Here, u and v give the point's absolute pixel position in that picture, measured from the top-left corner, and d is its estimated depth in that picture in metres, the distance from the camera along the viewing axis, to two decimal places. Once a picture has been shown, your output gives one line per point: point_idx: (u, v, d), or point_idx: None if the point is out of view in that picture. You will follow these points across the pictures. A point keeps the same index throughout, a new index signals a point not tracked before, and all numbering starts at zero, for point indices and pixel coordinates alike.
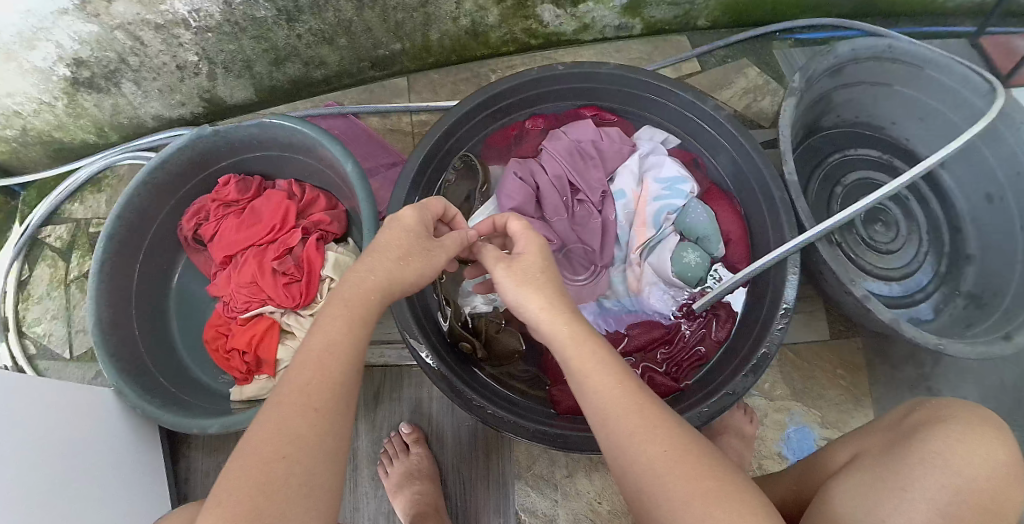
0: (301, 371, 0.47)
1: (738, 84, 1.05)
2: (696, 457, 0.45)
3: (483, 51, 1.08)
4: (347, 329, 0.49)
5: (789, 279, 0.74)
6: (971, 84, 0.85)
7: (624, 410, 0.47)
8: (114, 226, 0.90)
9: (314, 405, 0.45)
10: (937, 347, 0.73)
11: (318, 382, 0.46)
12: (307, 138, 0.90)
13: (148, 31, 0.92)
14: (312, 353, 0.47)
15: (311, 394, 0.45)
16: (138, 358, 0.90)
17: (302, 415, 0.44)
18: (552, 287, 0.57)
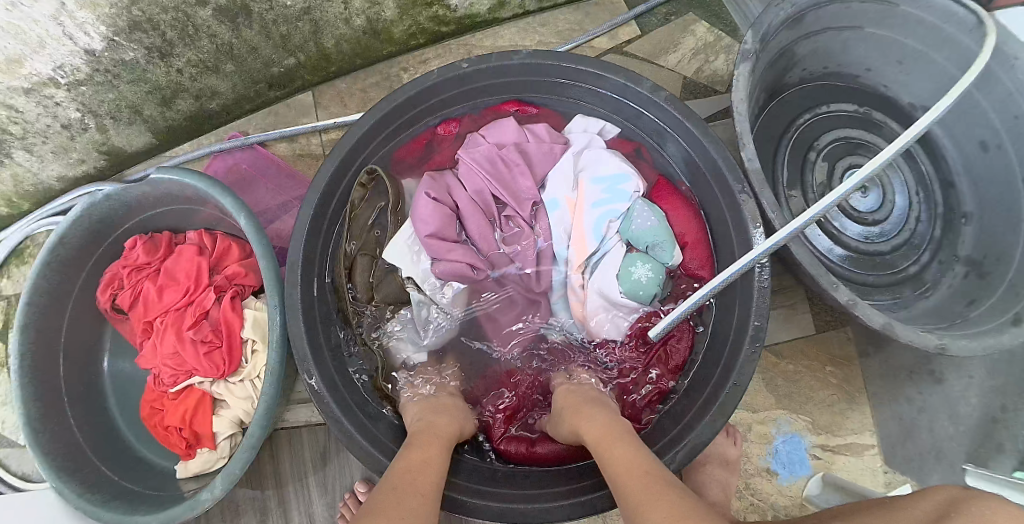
0: (406, 467, 0.56)
1: (685, 45, 0.95)
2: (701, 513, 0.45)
3: (389, 49, 0.95)
4: (436, 447, 0.61)
5: (759, 292, 0.68)
6: (954, 18, 0.78)
7: (642, 478, 0.51)
8: (25, 315, 0.83)
9: (420, 492, 0.52)
10: (941, 351, 0.71)
11: (417, 479, 0.54)
12: (200, 190, 0.81)
13: (20, 97, 0.83)
14: (413, 453, 0.58)
15: (417, 486, 0.53)
16: (78, 450, 0.85)
17: (413, 498, 0.51)
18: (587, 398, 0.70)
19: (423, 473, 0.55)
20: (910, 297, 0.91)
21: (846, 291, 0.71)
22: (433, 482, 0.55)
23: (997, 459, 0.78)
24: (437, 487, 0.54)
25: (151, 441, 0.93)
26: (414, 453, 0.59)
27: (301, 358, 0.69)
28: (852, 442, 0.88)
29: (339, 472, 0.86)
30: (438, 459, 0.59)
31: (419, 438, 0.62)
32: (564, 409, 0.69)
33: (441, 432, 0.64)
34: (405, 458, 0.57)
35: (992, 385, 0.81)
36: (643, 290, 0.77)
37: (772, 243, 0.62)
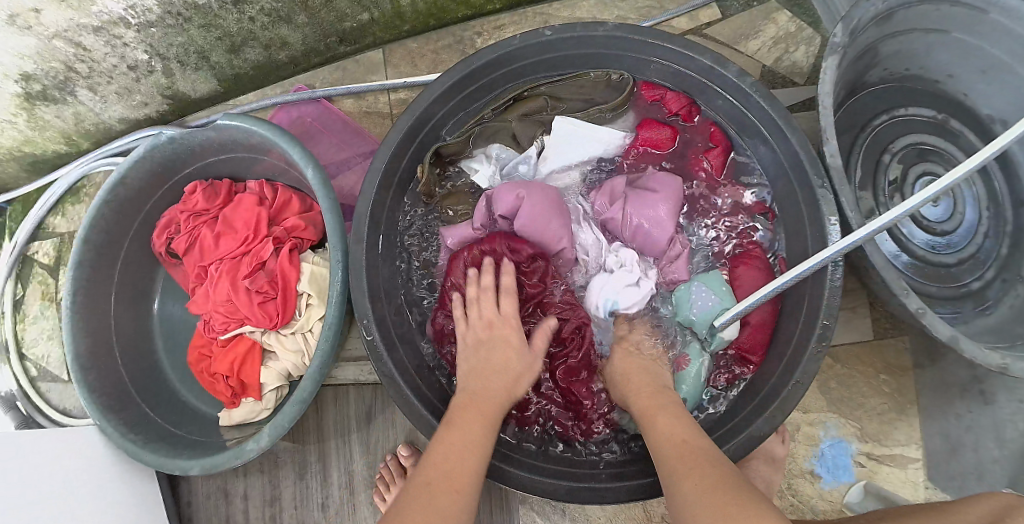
0: (448, 462, 0.53)
1: (767, 32, 0.92)
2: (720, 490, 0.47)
3: (465, 12, 0.94)
4: (481, 425, 0.58)
5: (834, 282, 0.66)
6: None
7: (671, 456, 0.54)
8: (81, 252, 0.84)
9: (455, 487, 0.51)
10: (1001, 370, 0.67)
11: (455, 469, 0.52)
12: (265, 139, 0.80)
13: (88, 35, 0.83)
14: (452, 447, 0.55)
15: (454, 479, 0.52)
16: (125, 390, 0.86)
17: (445, 495, 0.50)
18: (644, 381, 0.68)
19: (464, 459, 0.54)
20: (970, 314, 0.87)
21: (916, 300, 0.68)
22: (473, 470, 0.53)
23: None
24: (477, 474, 0.53)
25: (194, 386, 0.93)
26: (451, 435, 0.57)
27: (361, 308, 0.69)
28: (899, 453, 0.85)
29: (381, 433, 0.85)
30: (479, 436, 0.57)
31: (460, 415, 0.59)
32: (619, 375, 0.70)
33: (493, 414, 0.61)
34: (441, 442, 0.56)
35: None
36: (695, 313, 0.75)
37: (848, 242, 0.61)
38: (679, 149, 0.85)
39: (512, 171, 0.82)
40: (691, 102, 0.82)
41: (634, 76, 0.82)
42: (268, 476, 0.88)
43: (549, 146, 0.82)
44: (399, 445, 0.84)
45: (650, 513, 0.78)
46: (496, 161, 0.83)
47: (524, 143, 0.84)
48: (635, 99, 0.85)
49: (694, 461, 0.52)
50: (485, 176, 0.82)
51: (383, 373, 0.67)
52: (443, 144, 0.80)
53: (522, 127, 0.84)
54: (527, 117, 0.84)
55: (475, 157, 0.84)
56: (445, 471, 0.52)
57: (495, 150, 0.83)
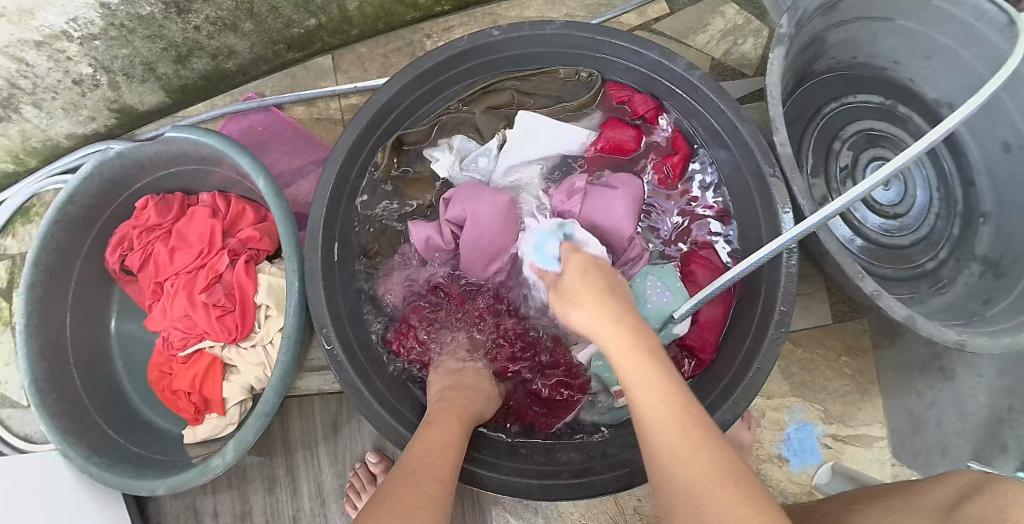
0: (428, 455, 0.53)
1: (714, 27, 0.93)
2: (737, 484, 0.40)
3: (414, 14, 0.93)
4: (456, 426, 0.59)
5: (785, 257, 0.67)
6: (986, 16, 0.76)
7: (665, 427, 0.44)
8: (34, 274, 0.81)
9: (439, 477, 0.51)
10: (958, 346, 0.69)
11: (433, 464, 0.52)
12: (216, 150, 0.79)
13: (30, 50, 0.81)
14: (433, 443, 0.55)
15: (437, 469, 0.51)
16: (85, 413, 0.84)
17: (430, 484, 0.49)
18: (614, 299, 0.55)
19: (440, 455, 0.54)
20: (923, 294, 0.88)
21: (871, 282, 0.69)
22: (450, 466, 0.53)
23: (1000, 459, 0.76)
24: (454, 470, 0.53)
25: (157, 405, 0.92)
26: (433, 432, 0.57)
27: (320, 315, 0.68)
28: (863, 433, 0.87)
29: (350, 442, 0.85)
30: (459, 442, 0.58)
31: (438, 416, 0.60)
32: (576, 289, 0.57)
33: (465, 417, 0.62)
34: (425, 438, 0.56)
35: (1001, 385, 0.78)
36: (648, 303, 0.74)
37: (802, 228, 0.61)
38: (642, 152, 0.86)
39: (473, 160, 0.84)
40: (658, 105, 0.82)
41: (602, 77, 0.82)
42: (239, 490, 0.87)
43: (510, 139, 0.83)
44: (368, 454, 0.84)
45: (623, 505, 0.79)
46: (457, 152, 0.84)
47: (486, 137, 0.85)
48: (603, 99, 0.85)
49: (698, 441, 0.42)
50: (445, 164, 0.83)
51: (345, 379, 0.67)
52: (406, 132, 0.79)
53: (485, 120, 0.85)
54: (491, 111, 0.85)
55: (437, 145, 0.85)
56: (420, 464, 0.51)
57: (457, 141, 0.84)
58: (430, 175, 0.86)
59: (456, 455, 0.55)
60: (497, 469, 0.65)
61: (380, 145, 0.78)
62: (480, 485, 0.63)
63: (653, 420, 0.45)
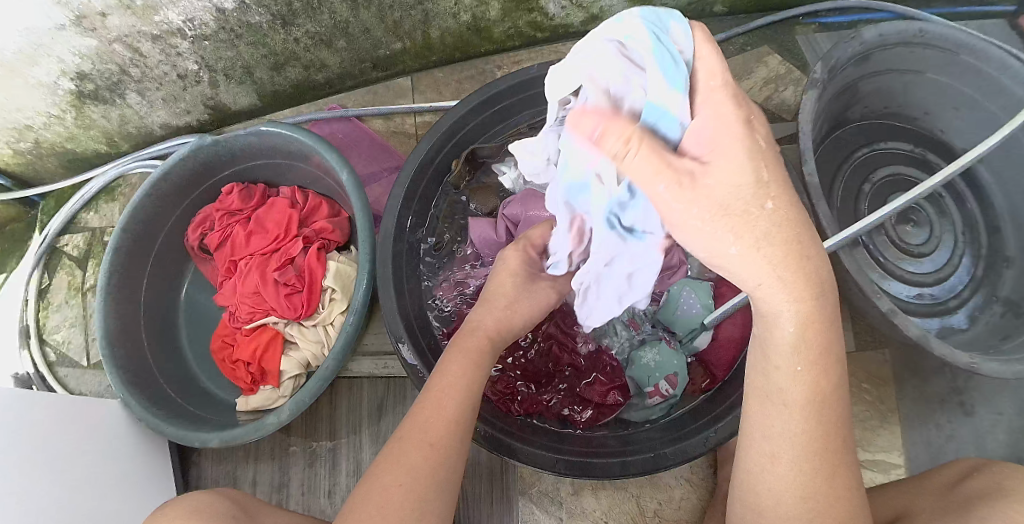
0: (431, 412, 0.54)
1: (757, 74, 1.04)
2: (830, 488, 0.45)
3: (487, 46, 1.04)
4: (465, 378, 0.57)
5: None
6: (1010, 70, 0.86)
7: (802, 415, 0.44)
8: (120, 238, 0.90)
9: (432, 442, 0.52)
10: (971, 370, 0.75)
11: (434, 424, 0.53)
12: (303, 145, 0.88)
13: (146, 42, 0.92)
14: (438, 393, 0.56)
15: (431, 433, 0.53)
16: (146, 370, 0.91)
17: (419, 451, 0.51)
18: (797, 262, 0.42)
19: (446, 412, 0.54)
20: (947, 329, 0.95)
21: (887, 301, 0.76)
22: (451, 420, 0.54)
23: None
24: (458, 425, 0.54)
25: (212, 372, 0.98)
26: (443, 381, 0.57)
27: (387, 291, 0.77)
28: (880, 459, 0.91)
29: (392, 423, 0.90)
30: (468, 389, 0.57)
31: (452, 362, 0.58)
32: (739, 207, 0.41)
33: (479, 363, 0.59)
34: (434, 390, 0.56)
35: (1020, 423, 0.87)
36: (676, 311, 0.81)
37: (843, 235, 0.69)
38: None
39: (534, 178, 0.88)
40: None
41: None
42: (279, 463, 0.92)
43: None
44: None
45: (643, 507, 0.83)
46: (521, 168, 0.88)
47: None
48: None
49: (819, 441, 0.45)
50: (510, 178, 0.87)
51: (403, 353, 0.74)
52: (479, 146, 0.88)
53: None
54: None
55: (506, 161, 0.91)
56: (429, 442, 0.52)
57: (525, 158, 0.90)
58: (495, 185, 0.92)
59: (466, 411, 0.55)
60: (532, 446, 0.69)
61: (454, 154, 0.87)
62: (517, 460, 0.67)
63: (795, 411, 0.45)
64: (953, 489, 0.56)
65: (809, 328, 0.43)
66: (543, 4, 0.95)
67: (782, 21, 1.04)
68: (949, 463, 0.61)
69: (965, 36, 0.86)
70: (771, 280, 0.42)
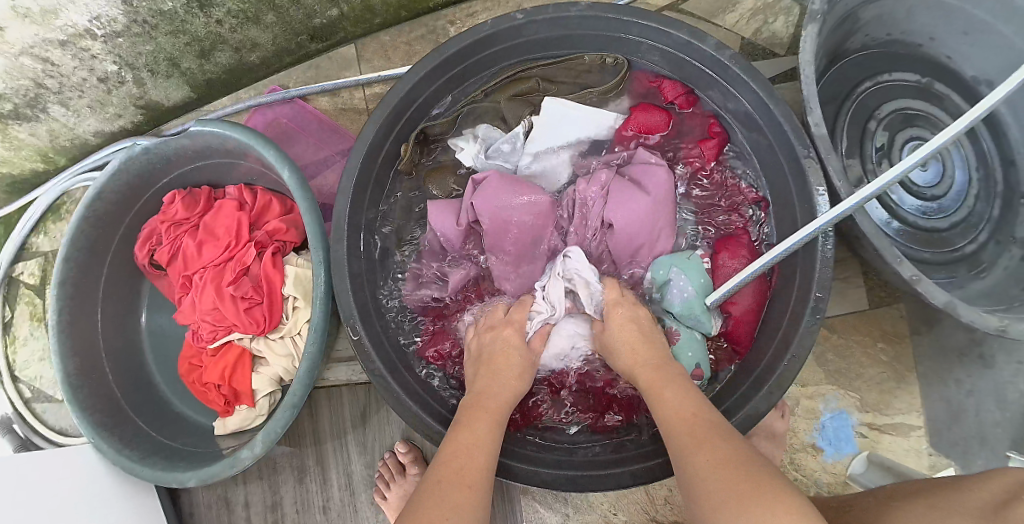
0: (454, 458, 0.52)
1: (745, 3, 0.91)
2: (743, 466, 0.45)
3: (435, 1, 0.93)
4: (489, 419, 0.57)
5: (822, 240, 0.63)
6: None
7: (682, 420, 0.52)
8: (63, 270, 0.82)
9: (466, 482, 0.49)
10: (999, 334, 0.66)
11: (468, 466, 0.51)
12: (240, 142, 0.78)
13: (56, 50, 0.82)
14: (462, 452, 0.53)
15: (464, 474, 0.50)
16: (116, 405, 0.85)
17: (458, 492, 0.48)
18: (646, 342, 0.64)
19: (473, 456, 0.52)
20: (963, 277, 0.84)
21: (910, 267, 0.66)
22: (483, 467, 0.52)
23: None
24: (489, 472, 0.52)
25: (189, 398, 0.92)
26: (475, 425, 0.56)
27: (350, 314, 0.68)
28: (900, 422, 0.84)
29: (379, 433, 0.85)
30: (489, 436, 0.55)
31: (476, 406, 0.59)
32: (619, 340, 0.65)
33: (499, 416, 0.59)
34: (452, 441, 0.54)
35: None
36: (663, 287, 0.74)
37: (795, 239, 0.61)
38: (672, 137, 0.82)
39: (496, 151, 0.82)
40: (689, 90, 0.78)
41: (630, 59, 0.78)
42: (268, 483, 0.87)
43: (538, 126, 0.80)
44: (397, 444, 0.84)
45: (652, 495, 0.77)
46: (482, 141, 0.82)
47: (512, 124, 0.83)
48: (630, 85, 0.82)
49: (707, 429, 0.50)
50: (469, 154, 0.81)
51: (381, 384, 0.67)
52: (428, 124, 0.79)
53: (511, 110, 0.82)
54: (517, 98, 0.82)
55: (462, 135, 0.84)
56: (459, 483, 0.49)
57: (482, 128, 0.83)
58: (454, 164, 0.84)
59: (490, 458, 0.53)
60: (533, 463, 0.65)
61: (402, 139, 0.77)
62: (524, 483, 0.63)
63: (671, 411, 0.54)
64: (995, 512, 0.46)
65: (665, 392, 0.57)
66: None
67: None
68: (993, 471, 0.51)
69: None
70: (631, 368, 0.62)
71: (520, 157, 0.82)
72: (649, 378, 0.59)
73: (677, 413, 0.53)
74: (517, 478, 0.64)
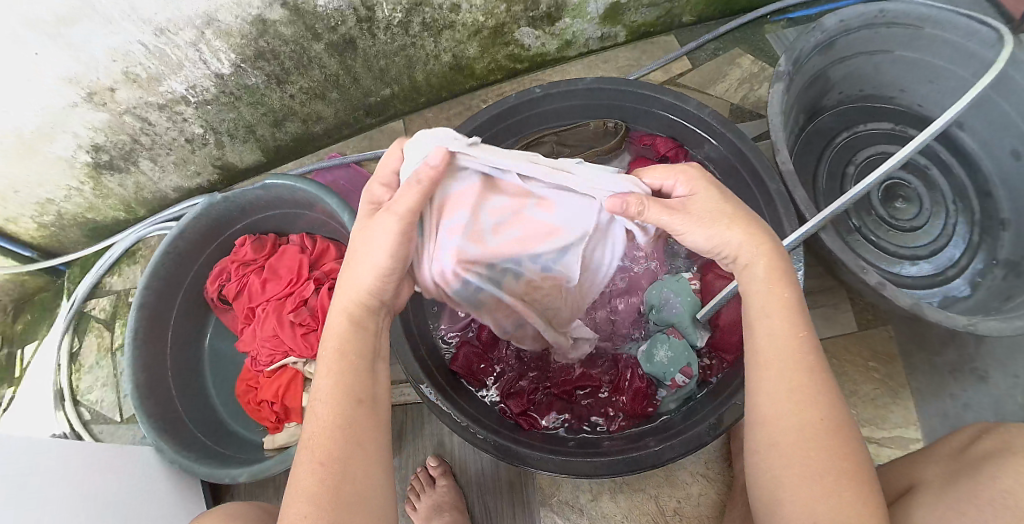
0: (313, 437, 0.50)
1: (732, 76, 1.09)
2: (842, 437, 0.49)
3: (471, 83, 1.13)
4: (348, 364, 0.54)
5: (794, 259, 0.75)
6: (977, 36, 0.88)
7: (790, 368, 0.51)
8: (144, 295, 0.96)
9: (321, 458, 0.49)
10: (969, 330, 0.74)
11: (320, 438, 0.50)
12: (307, 194, 0.94)
13: (153, 111, 0.98)
14: (319, 428, 0.51)
15: (318, 449, 0.49)
16: (176, 416, 0.95)
17: (313, 467, 0.49)
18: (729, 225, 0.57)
19: (325, 422, 0.51)
20: (951, 298, 0.95)
21: (874, 275, 0.78)
22: (344, 419, 0.51)
23: None
24: (361, 414, 0.52)
25: (240, 417, 1.02)
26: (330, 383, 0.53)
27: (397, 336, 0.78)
28: (898, 435, 0.91)
29: (414, 449, 0.94)
30: (350, 378, 0.53)
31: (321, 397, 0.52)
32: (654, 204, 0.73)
33: (343, 374, 0.53)
34: (313, 421, 0.51)
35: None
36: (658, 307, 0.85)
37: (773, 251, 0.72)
38: None
39: None
40: (679, 145, 0.93)
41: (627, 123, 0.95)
42: None
43: None
44: (429, 457, 0.92)
45: (663, 506, 0.85)
46: None
47: None
48: (630, 144, 0.98)
49: (812, 385, 0.50)
50: None
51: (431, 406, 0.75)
52: None
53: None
54: None
55: None
56: (318, 456, 0.49)
57: None
58: None
59: (356, 406, 0.52)
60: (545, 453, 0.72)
61: None
62: (537, 468, 0.70)
63: (782, 346, 0.52)
64: (964, 451, 0.59)
65: (778, 293, 0.54)
66: (517, 36, 1.03)
67: (753, 20, 1.11)
68: (958, 428, 0.64)
69: (924, 10, 0.89)
70: (763, 301, 0.54)
71: None
72: (768, 304, 0.54)
73: (790, 357, 0.51)
74: (525, 461, 0.71)
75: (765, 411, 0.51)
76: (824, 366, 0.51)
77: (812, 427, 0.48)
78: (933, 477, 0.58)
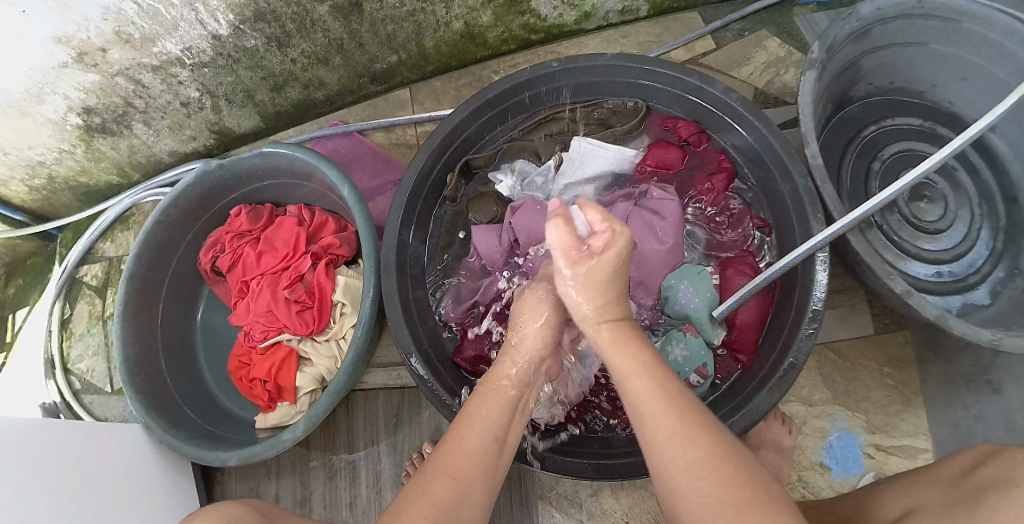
0: (446, 448, 0.53)
1: (758, 58, 1.03)
2: (734, 465, 0.47)
3: (482, 52, 1.06)
4: (494, 403, 0.58)
5: (819, 258, 0.71)
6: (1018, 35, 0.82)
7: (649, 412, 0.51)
8: (135, 266, 0.92)
9: (451, 471, 0.51)
10: (993, 346, 0.71)
11: (458, 455, 0.52)
12: (306, 164, 0.89)
13: (146, 73, 0.93)
14: (455, 444, 0.53)
15: (451, 463, 0.52)
16: (167, 393, 0.92)
17: (439, 480, 0.50)
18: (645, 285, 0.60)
19: (467, 443, 0.54)
20: (970, 306, 0.91)
21: (901, 282, 0.73)
22: (476, 453, 0.53)
23: None
24: (489, 456, 0.54)
25: (233, 393, 1.00)
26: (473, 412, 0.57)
27: (395, 319, 0.75)
28: (908, 444, 0.88)
29: (410, 434, 0.91)
30: (485, 413, 0.57)
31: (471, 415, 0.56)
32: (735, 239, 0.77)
33: (488, 415, 0.57)
34: (447, 441, 0.54)
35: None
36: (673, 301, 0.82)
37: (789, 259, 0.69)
38: (685, 172, 0.91)
39: (532, 182, 0.92)
40: (702, 130, 0.87)
41: (647, 104, 0.89)
42: (301, 477, 0.93)
43: (567, 161, 0.91)
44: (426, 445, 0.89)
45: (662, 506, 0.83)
46: (519, 174, 0.92)
47: (545, 159, 0.93)
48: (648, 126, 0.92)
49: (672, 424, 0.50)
50: (507, 186, 0.91)
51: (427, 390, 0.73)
52: (473, 157, 0.89)
53: (545, 145, 0.93)
54: (549, 137, 0.93)
55: (500, 168, 0.93)
56: (450, 474, 0.51)
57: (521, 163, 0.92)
58: (493, 193, 0.93)
59: (491, 441, 0.55)
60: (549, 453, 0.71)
61: (449, 168, 0.87)
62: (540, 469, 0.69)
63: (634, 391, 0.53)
64: (963, 478, 0.56)
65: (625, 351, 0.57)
66: (532, 6, 0.97)
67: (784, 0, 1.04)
68: (963, 450, 0.60)
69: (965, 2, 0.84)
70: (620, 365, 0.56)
71: (551, 189, 0.92)
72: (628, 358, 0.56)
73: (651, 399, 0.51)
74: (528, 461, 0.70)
75: (688, 498, 0.47)
76: (688, 402, 0.51)
77: (694, 462, 0.47)
78: (932, 503, 0.55)
